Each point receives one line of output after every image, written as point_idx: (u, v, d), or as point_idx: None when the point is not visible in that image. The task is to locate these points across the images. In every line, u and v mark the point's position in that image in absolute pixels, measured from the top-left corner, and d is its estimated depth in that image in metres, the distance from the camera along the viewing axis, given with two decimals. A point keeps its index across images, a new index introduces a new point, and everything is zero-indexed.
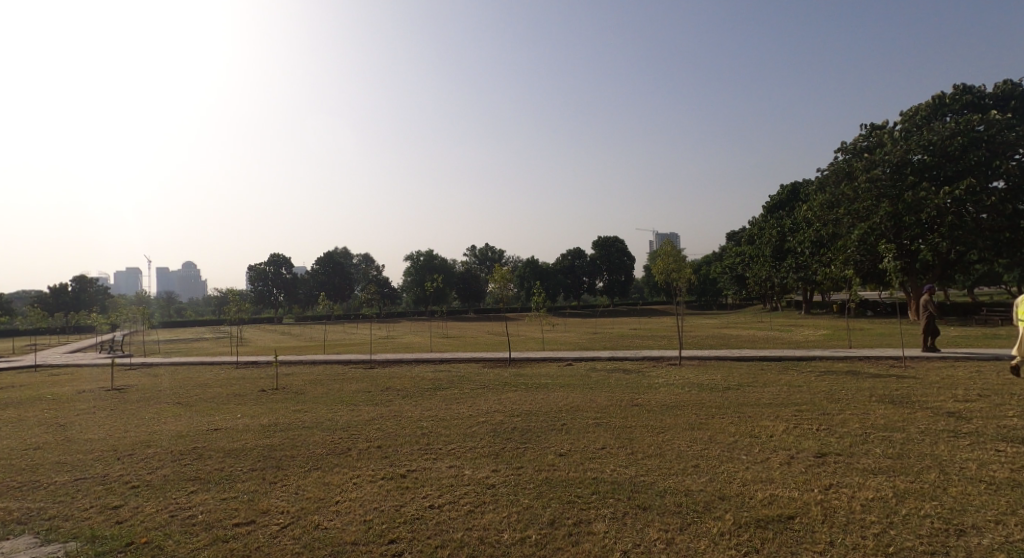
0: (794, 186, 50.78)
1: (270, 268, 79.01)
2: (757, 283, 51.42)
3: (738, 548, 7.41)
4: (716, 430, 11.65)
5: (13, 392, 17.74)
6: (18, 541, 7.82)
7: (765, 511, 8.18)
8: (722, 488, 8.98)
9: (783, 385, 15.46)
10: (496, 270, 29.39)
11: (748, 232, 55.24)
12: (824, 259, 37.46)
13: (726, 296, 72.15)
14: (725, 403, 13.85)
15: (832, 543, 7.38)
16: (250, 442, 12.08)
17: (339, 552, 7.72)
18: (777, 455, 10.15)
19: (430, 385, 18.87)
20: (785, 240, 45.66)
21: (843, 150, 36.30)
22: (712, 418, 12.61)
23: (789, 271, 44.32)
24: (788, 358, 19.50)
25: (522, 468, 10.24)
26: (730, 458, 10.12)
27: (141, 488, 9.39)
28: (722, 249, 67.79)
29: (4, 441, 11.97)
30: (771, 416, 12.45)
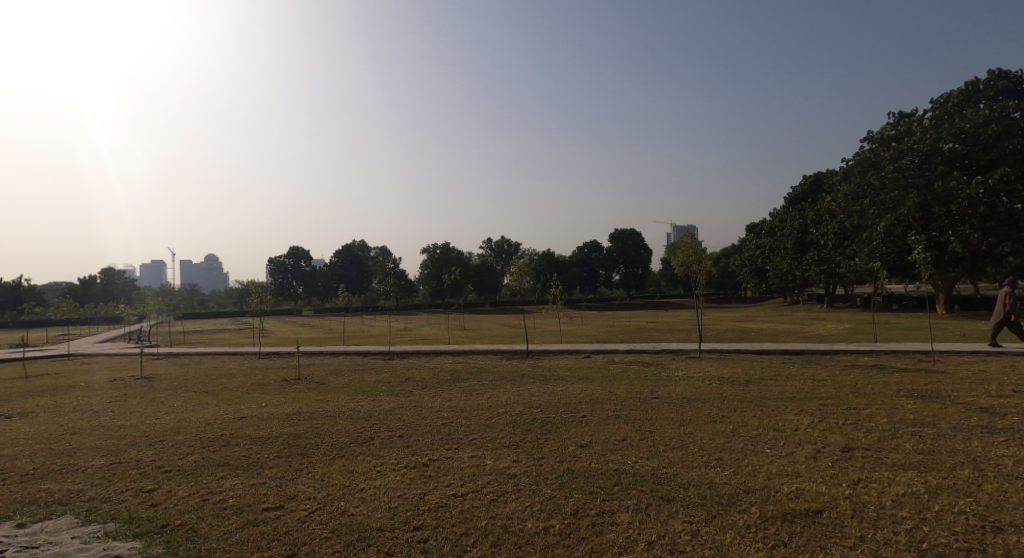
0: (816, 178, 49.95)
1: (290, 260, 80.12)
2: (778, 277, 50.72)
3: (765, 541, 7.38)
4: (739, 423, 11.57)
5: (48, 379, 18.22)
6: (60, 521, 8.03)
7: (793, 505, 8.12)
8: (747, 481, 8.91)
9: (807, 379, 15.28)
10: (514, 263, 29.26)
11: (769, 223, 54.49)
12: (849, 252, 36.80)
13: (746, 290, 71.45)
14: (747, 396, 13.75)
15: (863, 538, 7.31)
16: (275, 430, 12.25)
17: (366, 537, 7.83)
18: (803, 449, 10.06)
19: (449, 376, 19.01)
20: (807, 232, 44.94)
21: (870, 140, 35.64)
22: (734, 411, 12.52)
23: (810, 263, 43.63)
24: (810, 351, 19.30)
25: (544, 459, 10.25)
26: (754, 452, 10.03)
27: (173, 473, 9.58)
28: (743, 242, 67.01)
29: (42, 426, 12.30)
30: (796, 410, 12.32)
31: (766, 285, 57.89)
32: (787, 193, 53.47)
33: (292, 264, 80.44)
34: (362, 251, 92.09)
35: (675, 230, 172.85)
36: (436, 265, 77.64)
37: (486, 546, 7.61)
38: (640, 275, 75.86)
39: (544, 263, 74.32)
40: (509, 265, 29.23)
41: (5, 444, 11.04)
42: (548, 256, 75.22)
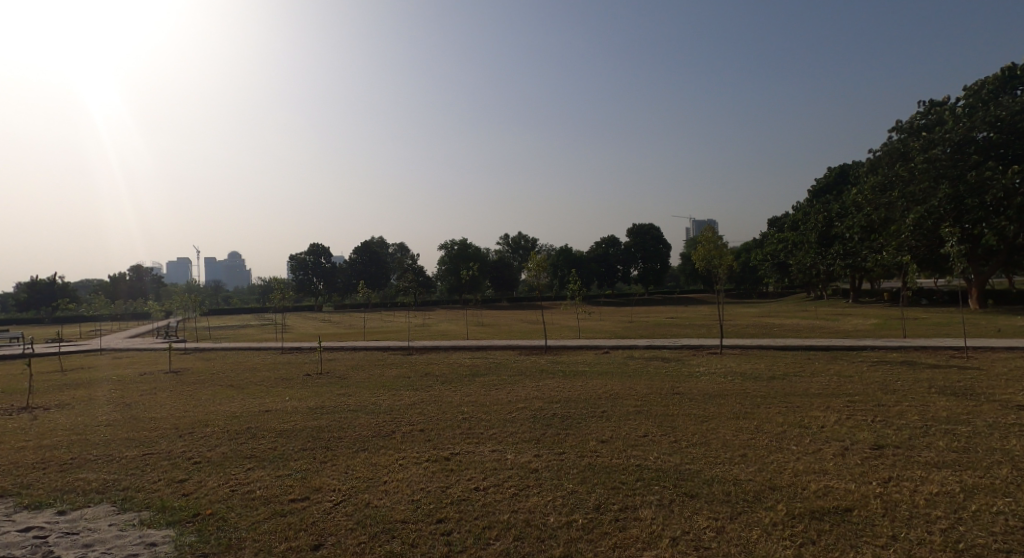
0: (841, 170, 49.13)
1: (310, 257, 81.01)
2: (801, 271, 49.97)
3: (793, 539, 7.32)
4: (763, 420, 11.45)
5: (82, 373, 18.73)
6: (97, 509, 8.24)
7: (821, 503, 8.03)
8: (773, 478, 8.84)
9: (833, 376, 15.07)
10: (532, 258, 29.25)
11: (792, 217, 53.80)
12: (875, 246, 36.18)
13: (768, 285, 70.69)
14: (771, 392, 13.60)
15: (895, 538, 7.21)
16: (299, 423, 12.42)
17: (390, 529, 7.91)
18: (831, 446, 9.93)
19: (468, 371, 19.15)
20: (832, 225, 44.25)
21: (898, 130, 34.99)
22: (758, 407, 12.39)
23: (835, 258, 42.95)
24: (835, 347, 19.06)
25: (565, 454, 10.27)
26: (779, 448, 9.94)
27: (202, 464, 9.77)
28: (765, 236, 66.23)
29: (78, 417, 12.63)
30: (822, 406, 12.17)
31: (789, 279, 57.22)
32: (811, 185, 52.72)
33: (312, 261, 81.33)
34: (381, 247, 92.79)
35: (694, 224, 171.22)
36: (453, 261, 77.83)
37: (509, 540, 7.64)
38: (659, 270, 75.42)
39: (561, 259, 74.13)
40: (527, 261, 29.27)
41: (44, 435, 11.36)
42: (566, 251, 75.04)
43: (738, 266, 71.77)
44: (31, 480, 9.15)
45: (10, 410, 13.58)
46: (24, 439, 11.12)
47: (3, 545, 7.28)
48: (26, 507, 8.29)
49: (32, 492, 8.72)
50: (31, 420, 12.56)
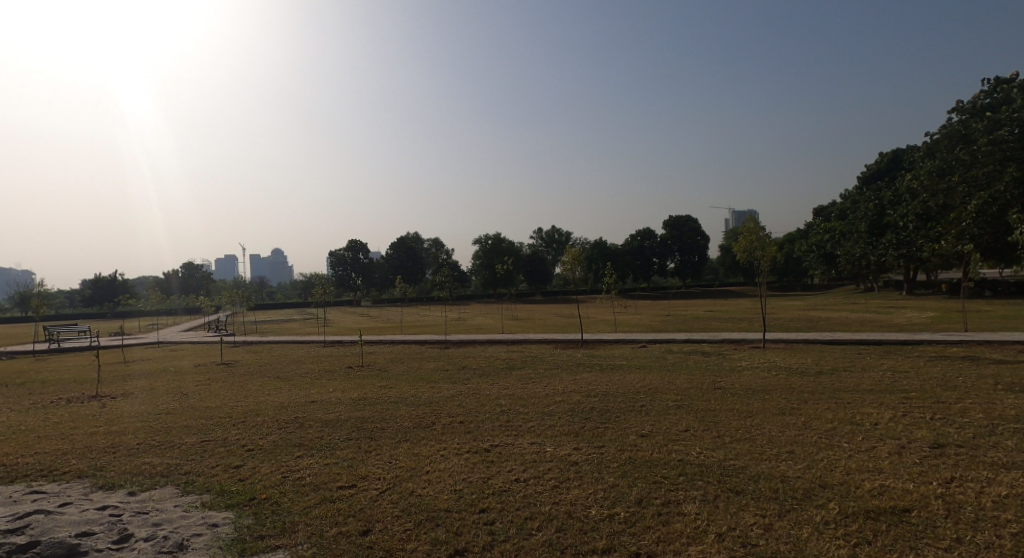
0: (893, 156, 47.59)
1: (348, 253, 82.59)
2: (849, 262, 48.44)
3: (848, 538, 7.25)
4: (812, 416, 11.26)
5: (140, 364, 19.67)
6: (163, 490, 8.70)
7: (877, 503, 7.91)
8: (824, 476, 8.72)
9: (886, 371, 14.69)
10: (568, 251, 29.22)
11: (839, 206, 52.34)
12: (932, 235, 34.91)
13: (813, 276, 68.88)
14: (818, 388, 13.34)
15: (960, 540, 7.08)
16: (343, 414, 12.78)
17: (434, 517, 8.13)
18: (886, 445, 9.73)
19: (505, 364, 19.35)
20: (884, 214, 42.83)
21: (958, 111, 33.90)
22: (805, 403, 12.20)
23: (887, 248, 41.56)
24: (889, 342, 18.54)
25: (605, 447, 10.33)
26: (829, 446, 9.78)
27: (255, 451, 10.17)
28: (811, 227, 64.48)
29: (140, 406, 13.28)
30: (875, 403, 11.90)
31: (836, 271, 55.58)
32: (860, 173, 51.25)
33: (351, 256, 82.90)
34: (417, 243, 93.78)
35: (733, 214, 167.58)
36: (487, 256, 78.19)
37: (552, 531, 7.77)
38: (698, 263, 74.23)
39: (596, 252, 73.66)
40: (563, 254, 29.24)
41: (112, 421, 11.99)
42: (601, 244, 74.48)
43: (782, 257, 69.98)
44: (103, 462, 9.70)
45: (80, 398, 14.40)
46: (94, 425, 11.78)
47: (82, 521, 7.73)
48: (101, 487, 8.80)
49: (104, 473, 9.25)
50: (101, 407, 13.29)
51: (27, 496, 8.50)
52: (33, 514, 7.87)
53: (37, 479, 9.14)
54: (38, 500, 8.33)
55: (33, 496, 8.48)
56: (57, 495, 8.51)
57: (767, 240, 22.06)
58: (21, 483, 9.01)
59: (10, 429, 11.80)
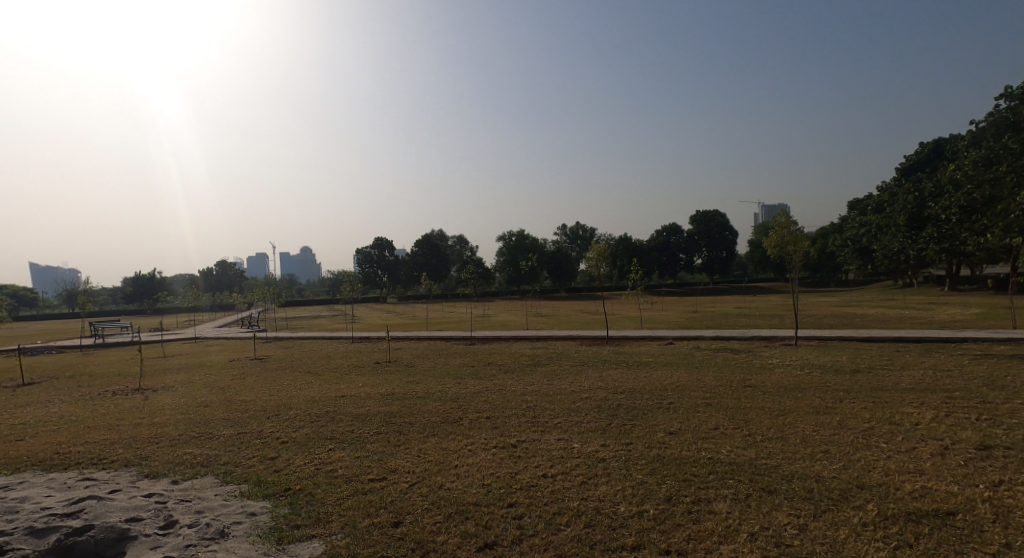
0: (934, 145, 46.42)
1: (375, 251, 83.54)
2: (886, 256, 47.26)
3: (887, 540, 7.20)
4: (848, 415, 11.11)
5: (177, 358, 20.25)
6: (203, 480, 9.00)
7: (918, 505, 7.81)
8: (860, 476, 8.62)
9: (927, 370, 14.38)
10: (593, 247, 29.14)
11: (876, 198, 51.12)
12: (978, 227, 33.85)
13: (847, 272, 67.43)
14: (854, 386, 13.14)
15: (1009, 546, 6.97)
16: (372, 409, 13.01)
17: (463, 510, 8.26)
18: (927, 446, 9.57)
19: (531, 361, 19.46)
20: (924, 206, 41.68)
21: (1007, 99, 32.87)
22: (840, 402, 12.03)
23: (928, 242, 40.46)
24: (929, 339, 18.12)
25: (632, 444, 10.35)
26: (866, 446, 9.65)
27: (289, 444, 10.43)
28: (846, 221, 63.06)
29: (180, 399, 13.72)
30: (916, 403, 11.69)
31: (872, 266, 54.28)
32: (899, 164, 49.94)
33: (377, 254, 83.80)
34: (442, 240, 94.36)
35: (764, 209, 164.79)
36: (511, 252, 78.26)
37: (580, 526, 7.84)
38: (726, 258, 73.24)
39: (621, 248, 73.18)
40: (589, 251, 29.17)
41: (154, 413, 12.41)
42: (626, 240, 74.02)
43: (815, 252, 68.59)
44: (148, 452, 10.06)
45: (124, 391, 14.93)
46: (138, 416, 12.21)
47: (130, 506, 8.04)
48: (146, 476, 9.14)
49: (149, 463, 9.60)
50: (143, 400, 13.76)
51: (78, 482, 8.87)
52: (85, 499, 8.21)
53: (88, 466, 9.52)
54: (89, 486, 8.69)
55: (85, 482, 8.85)
56: (106, 482, 8.87)
57: (799, 235, 21.57)
58: (73, 470, 9.40)
59: (61, 419, 12.31)
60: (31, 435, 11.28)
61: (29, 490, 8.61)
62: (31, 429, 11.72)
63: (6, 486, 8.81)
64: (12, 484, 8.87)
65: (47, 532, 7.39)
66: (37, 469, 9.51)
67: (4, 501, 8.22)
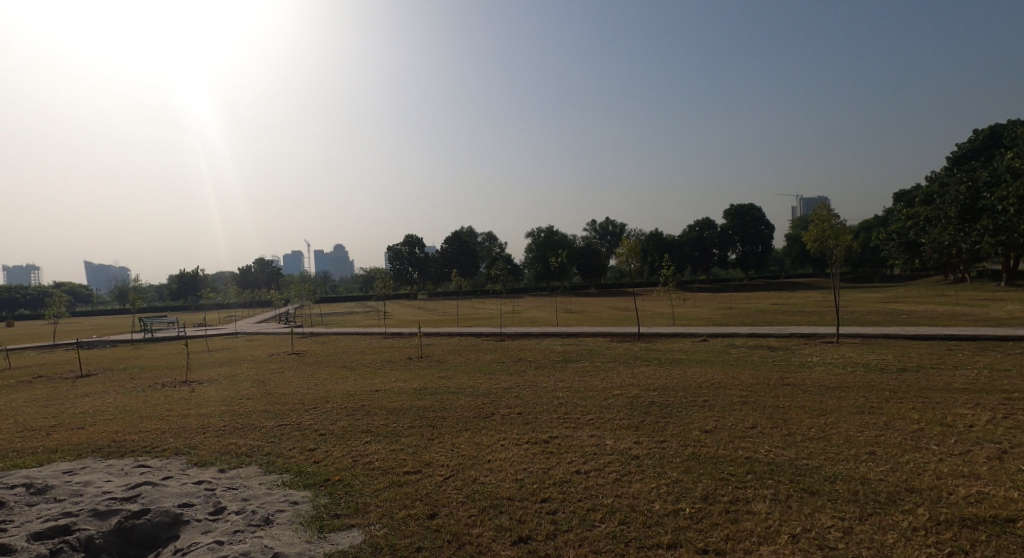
0: (989, 133, 44.80)
1: (405, 247, 84.27)
2: (935, 250, 45.75)
3: (938, 546, 7.00)
4: (894, 416, 10.81)
5: (219, 353, 20.82)
6: (248, 469, 9.24)
7: (973, 510, 7.57)
8: (909, 479, 8.38)
9: (980, 370, 13.85)
10: (624, 242, 28.88)
11: (926, 189, 49.42)
12: None
13: (892, 267, 65.30)
14: (900, 386, 12.77)
15: None
16: (406, 403, 13.16)
17: (498, 504, 8.31)
18: (982, 449, 9.25)
19: (562, 357, 19.41)
20: (978, 197, 40.08)
21: None
22: (886, 402, 11.71)
23: (983, 234, 38.87)
24: (981, 338, 17.46)
25: (667, 442, 10.25)
26: (915, 448, 9.37)
27: (327, 436, 10.63)
28: (892, 213, 61.05)
29: (222, 391, 14.10)
30: (968, 404, 11.30)
31: (920, 261, 52.46)
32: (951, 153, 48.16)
33: (407, 250, 84.53)
34: (471, 237, 94.79)
35: (801, 203, 161.05)
36: (541, 249, 78.17)
37: (616, 523, 7.81)
38: (762, 253, 71.69)
39: (653, 244, 72.41)
40: (620, 246, 28.91)
41: (200, 404, 12.79)
42: (657, 235, 73.20)
43: (858, 246, 66.56)
44: (196, 441, 10.37)
45: (172, 383, 15.43)
46: (185, 407, 12.61)
47: (182, 493, 8.31)
48: (195, 464, 9.44)
49: (197, 451, 9.91)
50: (189, 392, 14.21)
51: (134, 469, 9.21)
52: (142, 485, 8.51)
53: (142, 454, 9.87)
54: (145, 472, 9.02)
55: (140, 469, 9.18)
56: (159, 469, 9.19)
57: (841, 229, 20.83)
58: (129, 457, 9.76)
59: (116, 409, 12.80)
60: (89, 423, 11.74)
61: (90, 475, 8.97)
62: (89, 418, 12.20)
63: (68, 471, 9.19)
64: (74, 469, 9.25)
65: (108, 514, 7.69)
66: (96, 455, 9.90)
67: (68, 485, 8.58)
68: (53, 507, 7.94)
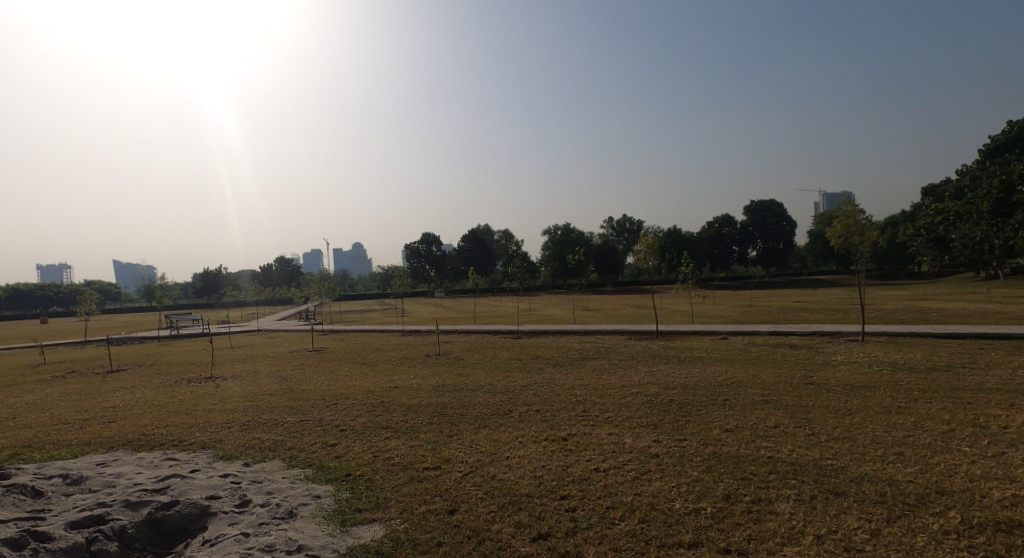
0: (1023, 125, 43.65)
1: (422, 245, 84.49)
2: (966, 245, 44.71)
3: (970, 550, 6.83)
4: (924, 416, 10.57)
5: (241, 350, 21.07)
6: (271, 463, 9.32)
7: (1006, 514, 7.37)
8: (940, 481, 8.18)
9: (1012, 370, 13.50)
10: (642, 240, 28.66)
11: (956, 183, 48.31)
12: None
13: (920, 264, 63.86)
14: (930, 386, 12.47)
15: None
16: (424, 400, 13.18)
17: (516, 501, 8.27)
18: (1016, 451, 9.00)
19: (580, 355, 19.33)
20: (1012, 190, 39.04)
21: None
22: (914, 402, 11.45)
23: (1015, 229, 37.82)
24: (1012, 337, 17.02)
25: (687, 441, 10.13)
26: (946, 449, 9.15)
27: (348, 431, 10.68)
28: (920, 208, 59.76)
29: (244, 387, 14.25)
30: (1002, 404, 11.00)
31: (950, 257, 51.26)
32: (983, 146, 47.03)
33: (424, 248, 84.73)
34: (488, 235, 94.86)
35: (824, 199, 158.66)
36: (558, 246, 78.00)
37: (635, 521, 7.73)
38: (783, 250, 70.65)
39: (671, 241, 71.85)
40: (638, 243, 28.68)
41: (225, 400, 12.94)
42: (676, 232, 72.61)
43: (885, 243, 65.24)
44: (221, 436, 10.48)
45: (197, 379, 15.64)
46: (211, 402, 12.77)
47: (210, 485, 8.40)
48: (221, 457, 9.54)
49: (222, 445, 10.02)
50: (213, 387, 14.40)
51: (163, 461, 9.34)
52: (171, 477, 8.63)
53: (170, 447, 10.01)
54: (173, 465, 9.15)
55: (169, 462, 9.31)
56: (187, 462, 9.31)
57: (867, 224, 20.43)
58: (158, 450, 9.90)
59: (142, 403, 13.01)
60: (119, 417, 11.93)
61: (121, 467, 9.12)
62: (118, 412, 12.40)
63: (101, 463, 9.35)
64: (107, 461, 9.41)
65: (140, 504, 7.81)
66: (127, 448, 10.06)
67: (102, 476, 8.73)
68: (88, 497, 8.09)
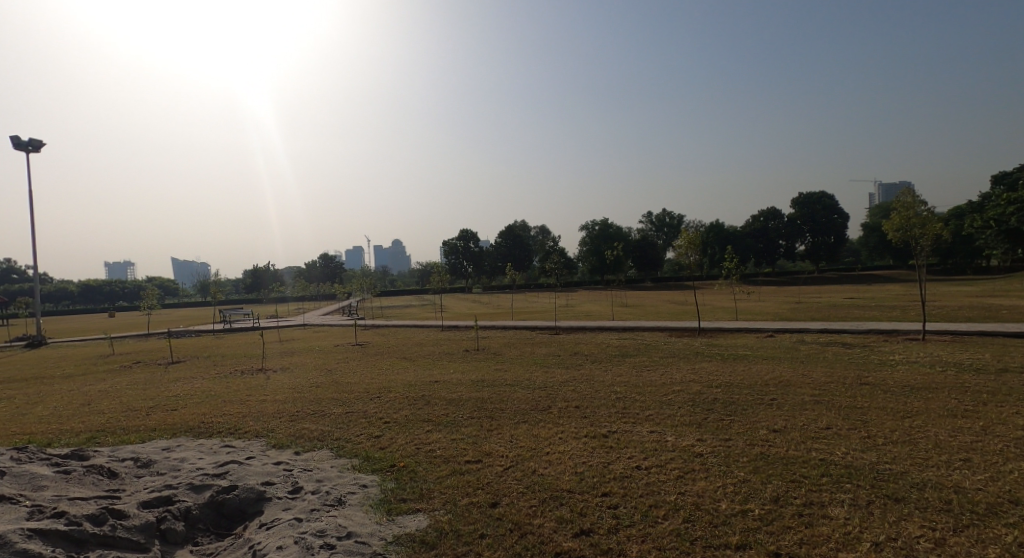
0: None
1: (461, 242, 84.78)
2: None
3: None
4: (993, 421, 9.94)
5: (289, 343, 21.57)
6: (319, 452, 9.43)
7: None
8: (1012, 490, 7.68)
9: None
10: (683, 235, 27.98)
11: None
12: None
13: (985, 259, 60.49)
14: (999, 389, 11.76)
15: None
16: (464, 394, 13.13)
17: (557, 496, 8.13)
18: None
19: (618, 351, 19.06)
20: None
21: None
22: (982, 405, 10.80)
23: None
24: None
25: (733, 441, 9.79)
26: (1019, 456, 8.59)
27: (391, 424, 10.71)
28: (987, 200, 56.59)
29: (292, 379, 14.50)
30: None
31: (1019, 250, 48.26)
32: None
33: (462, 245, 84.94)
34: (525, 231, 94.60)
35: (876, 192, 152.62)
36: (597, 242, 77.29)
37: (680, 520, 7.50)
38: (833, 244, 68.26)
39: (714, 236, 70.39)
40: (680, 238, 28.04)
41: (274, 391, 13.20)
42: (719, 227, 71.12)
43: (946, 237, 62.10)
44: (272, 425, 10.66)
45: (248, 370, 16.04)
46: (262, 393, 13.06)
47: (264, 472, 8.54)
48: (274, 446, 9.70)
49: (272, 434, 10.20)
50: (263, 378, 14.73)
51: (221, 448, 9.55)
52: (229, 463, 8.81)
53: (226, 435, 10.23)
54: (231, 452, 9.34)
55: (226, 448, 9.51)
56: (243, 449, 9.49)
57: (929, 216, 19.40)
58: (216, 437, 10.12)
59: (198, 393, 13.40)
60: (179, 405, 12.29)
61: (184, 452, 9.36)
62: (177, 401, 12.79)
63: (166, 448, 9.63)
64: (172, 446, 9.69)
65: (202, 488, 7.99)
66: (188, 434, 10.33)
67: (168, 461, 8.97)
68: (156, 479, 8.30)
